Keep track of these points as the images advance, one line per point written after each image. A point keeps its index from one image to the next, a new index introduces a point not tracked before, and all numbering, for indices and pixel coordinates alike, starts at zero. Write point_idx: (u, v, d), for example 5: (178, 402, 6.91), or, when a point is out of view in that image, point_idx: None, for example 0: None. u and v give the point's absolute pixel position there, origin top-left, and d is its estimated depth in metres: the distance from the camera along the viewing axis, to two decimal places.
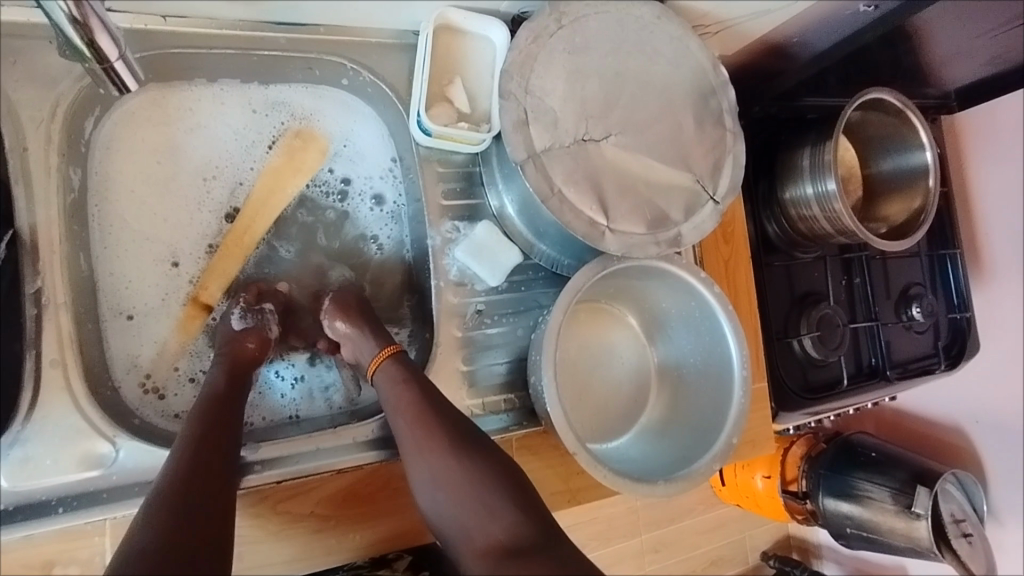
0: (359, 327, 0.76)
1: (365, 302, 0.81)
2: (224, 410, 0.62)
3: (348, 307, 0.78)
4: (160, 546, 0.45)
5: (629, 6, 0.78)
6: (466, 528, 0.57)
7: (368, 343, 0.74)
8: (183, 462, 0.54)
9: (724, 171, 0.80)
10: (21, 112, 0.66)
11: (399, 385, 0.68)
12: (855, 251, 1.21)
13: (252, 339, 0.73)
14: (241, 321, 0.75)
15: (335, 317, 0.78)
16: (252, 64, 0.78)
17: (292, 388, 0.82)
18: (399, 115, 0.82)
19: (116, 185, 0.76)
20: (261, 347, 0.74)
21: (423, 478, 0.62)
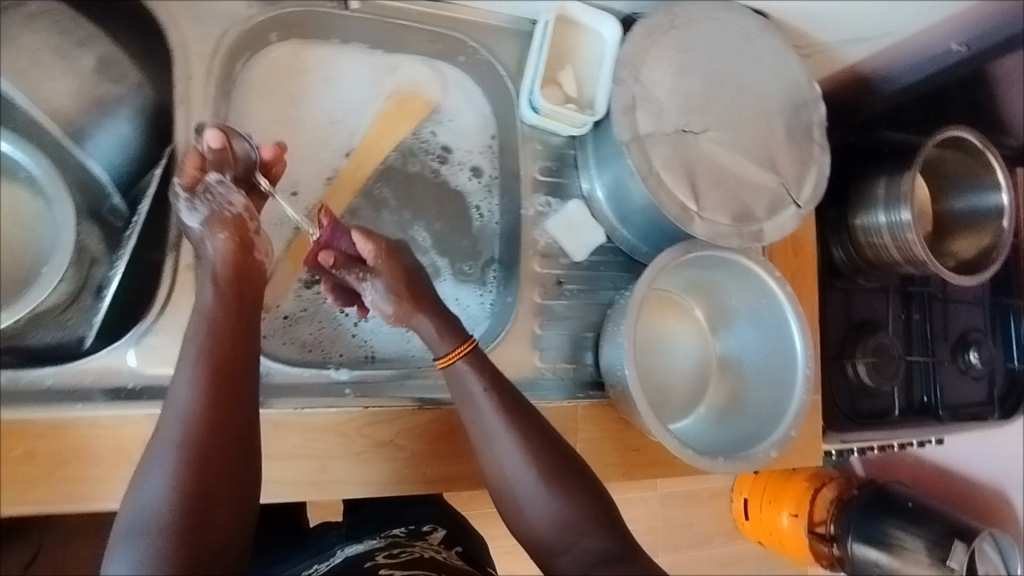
0: (428, 316, 0.71)
1: (418, 275, 0.73)
2: (233, 359, 0.61)
3: (402, 293, 0.71)
4: (176, 536, 0.52)
5: (739, 18, 0.83)
6: (543, 533, 0.67)
7: (436, 334, 0.71)
8: (198, 410, 0.57)
9: (809, 178, 0.84)
10: (191, 45, 0.74)
11: (480, 394, 0.70)
12: (916, 286, 1.22)
13: (222, 229, 0.65)
14: (193, 213, 0.66)
15: (388, 302, 0.71)
16: (384, 31, 0.85)
17: (358, 325, 0.84)
18: (508, 93, 0.90)
19: (250, 123, 0.82)
20: (238, 228, 0.66)
21: (505, 473, 0.69)
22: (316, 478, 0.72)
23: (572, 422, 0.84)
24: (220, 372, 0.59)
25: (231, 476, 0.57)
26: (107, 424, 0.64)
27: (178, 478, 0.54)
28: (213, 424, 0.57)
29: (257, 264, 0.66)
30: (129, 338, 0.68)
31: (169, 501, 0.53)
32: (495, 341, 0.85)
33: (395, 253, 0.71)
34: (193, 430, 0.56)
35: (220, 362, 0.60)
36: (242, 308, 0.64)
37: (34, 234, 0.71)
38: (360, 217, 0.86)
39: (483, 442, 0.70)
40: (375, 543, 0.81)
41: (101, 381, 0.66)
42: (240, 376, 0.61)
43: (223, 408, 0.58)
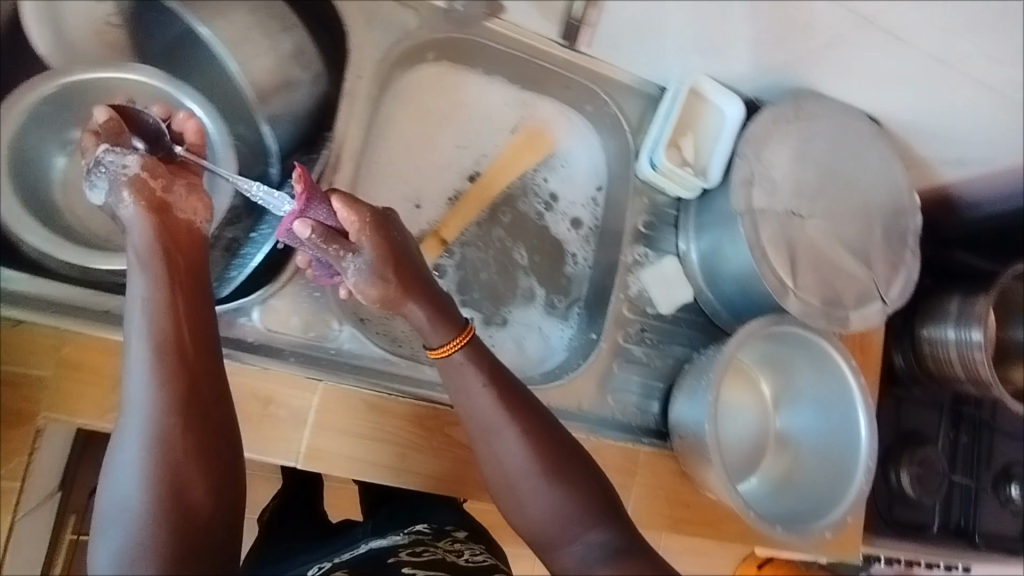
0: (419, 302, 0.67)
1: (404, 252, 0.67)
2: (181, 332, 0.54)
3: (388, 277, 0.66)
4: (159, 523, 0.48)
5: (855, 122, 0.89)
6: (543, 527, 0.64)
7: (427, 322, 0.67)
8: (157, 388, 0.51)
9: (898, 278, 0.88)
10: (364, 48, 0.80)
11: (480, 388, 0.66)
12: (968, 407, 1.23)
13: (142, 198, 0.59)
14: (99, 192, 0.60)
15: (374, 286, 0.66)
16: (528, 71, 0.93)
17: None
18: (627, 147, 0.96)
19: (391, 130, 0.88)
20: (146, 192, 0.59)
21: (503, 465, 0.65)
22: (393, 465, 0.74)
23: (632, 466, 0.86)
24: (172, 345, 0.53)
25: (208, 450, 0.52)
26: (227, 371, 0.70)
27: (147, 464, 0.49)
28: (178, 399, 0.52)
29: (185, 225, 0.61)
30: (257, 298, 0.74)
31: (142, 489, 0.49)
32: (569, 374, 0.90)
33: (380, 226, 0.66)
34: (156, 410, 0.51)
35: (172, 336, 0.54)
36: (182, 274, 0.58)
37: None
38: (477, 233, 0.91)
39: (482, 439, 0.66)
40: (400, 539, 0.78)
41: (226, 330, 0.72)
42: (196, 348, 0.55)
43: (183, 381, 0.52)
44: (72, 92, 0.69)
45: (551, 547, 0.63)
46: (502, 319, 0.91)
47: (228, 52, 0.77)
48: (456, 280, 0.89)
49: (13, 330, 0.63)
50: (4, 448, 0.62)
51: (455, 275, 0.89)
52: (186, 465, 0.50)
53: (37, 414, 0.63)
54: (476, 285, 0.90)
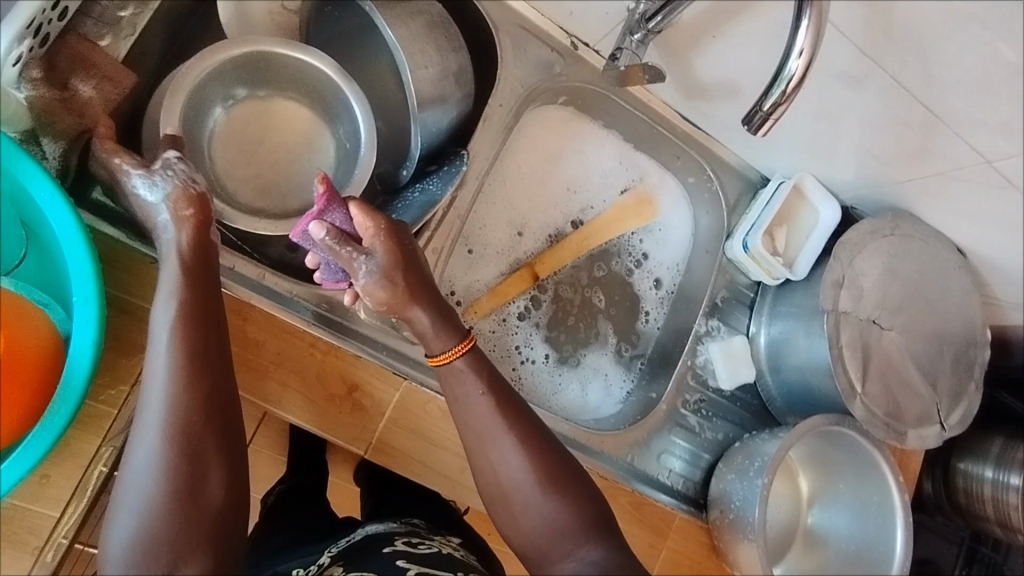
0: (427, 310, 0.65)
1: (416, 260, 0.65)
2: (206, 333, 0.57)
3: (397, 283, 0.64)
4: (174, 507, 0.52)
5: (945, 250, 0.93)
6: (537, 539, 0.65)
7: (437, 331, 0.66)
8: (174, 381, 0.54)
9: (958, 406, 0.90)
10: (508, 81, 0.87)
11: (479, 394, 0.65)
12: (985, 548, 1.23)
13: (191, 205, 0.59)
14: (155, 191, 0.59)
15: (382, 291, 0.64)
16: (646, 133, 0.97)
17: (524, 364, 0.92)
18: (720, 225, 1.00)
19: (512, 158, 0.93)
20: (197, 202, 0.59)
21: (500, 478, 0.65)
22: (453, 476, 0.76)
23: (667, 530, 0.87)
24: (192, 341, 0.56)
25: (221, 445, 0.55)
26: (322, 348, 0.72)
27: (166, 453, 0.53)
28: (196, 393, 0.55)
29: (208, 238, 0.61)
30: None
31: (159, 471, 0.53)
32: (625, 426, 0.91)
33: (394, 232, 0.64)
34: (175, 409, 0.54)
35: (197, 331, 0.56)
36: (206, 274, 0.59)
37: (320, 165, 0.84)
38: (566, 276, 0.96)
39: (476, 445, 0.66)
40: (397, 526, 0.80)
41: (326, 306, 0.74)
42: (217, 346, 0.57)
43: (200, 377, 0.55)
44: (256, 59, 0.75)
45: (543, 557, 0.65)
46: (575, 360, 0.95)
47: (405, 59, 0.77)
48: (547, 315, 0.94)
49: (150, 268, 0.67)
50: (109, 377, 0.64)
51: (546, 312, 0.94)
52: (199, 456, 0.54)
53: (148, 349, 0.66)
54: (560, 324, 0.95)
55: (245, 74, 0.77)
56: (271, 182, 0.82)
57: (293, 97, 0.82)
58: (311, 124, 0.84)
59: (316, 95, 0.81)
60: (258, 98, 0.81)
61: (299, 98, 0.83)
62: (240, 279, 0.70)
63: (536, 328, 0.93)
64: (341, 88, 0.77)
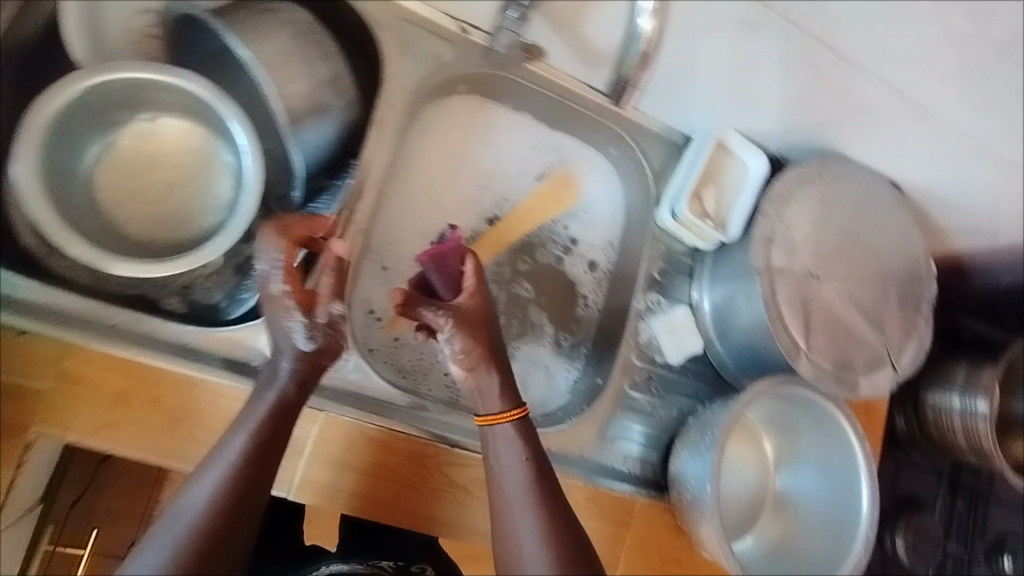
0: (494, 374, 0.69)
1: (495, 331, 0.71)
2: (267, 449, 0.61)
3: (473, 342, 0.68)
4: None
5: (877, 187, 0.90)
6: None
7: (495, 392, 0.69)
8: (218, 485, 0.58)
9: (909, 347, 0.88)
10: (396, 78, 0.81)
11: (521, 465, 0.67)
12: (965, 475, 1.23)
13: (325, 355, 0.67)
14: (308, 339, 0.65)
15: (459, 349, 0.68)
16: (557, 111, 0.93)
17: None
18: (647, 194, 0.96)
19: (416, 158, 0.89)
20: (329, 352, 0.66)
21: (517, 550, 0.64)
22: (389, 502, 0.74)
23: (628, 517, 0.85)
24: (255, 454, 0.60)
25: (225, 558, 0.57)
26: (226, 395, 0.68)
27: (173, 553, 0.54)
28: (231, 500, 0.58)
29: (322, 361, 0.67)
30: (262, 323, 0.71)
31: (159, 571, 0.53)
32: (571, 420, 0.88)
33: (484, 303, 0.70)
34: (202, 516, 0.56)
35: (260, 446, 0.61)
36: (297, 395, 0.65)
37: (219, 193, 0.78)
38: (490, 276, 0.92)
39: (504, 514, 0.66)
40: None
41: (228, 355, 0.69)
42: (270, 462, 0.61)
43: (240, 486, 0.59)
44: (124, 87, 0.70)
45: None
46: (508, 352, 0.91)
47: (266, 74, 0.74)
48: None
49: (19, 341, 0.62)
50: None
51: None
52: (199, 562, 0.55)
53: (29, 428, 0.62)
54: None
55: (108, 101, 0.71)
56: (168, 215, 0.77)
57: (178, 117, 0.77)
58: (203, 145, 0.78)
59: (200, 112, 0.75)
60: (143, 122, 0.76)
61: (196, 119, 0.77)
62: (146, 344, 0.66)
63: None
64: (216, 107, 0.71)
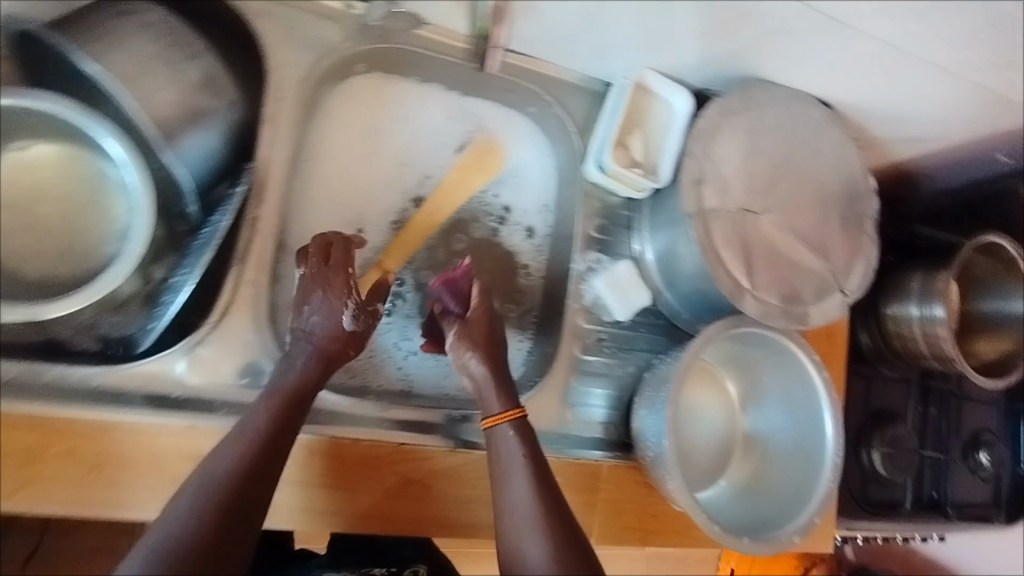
0: (494, 374, 0.73)
1: (500, 344, 0.77)
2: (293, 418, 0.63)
3: (479, 345, 0.75)
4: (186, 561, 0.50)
5: (804, 108, 0.86)
6: None
7: (494, 391, 0.72)
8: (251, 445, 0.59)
9: (856, 268, 0.86)
10: (284, 68, 0.76)
11: (519, 460, 0.67)
12: (936, 380, 1.23)
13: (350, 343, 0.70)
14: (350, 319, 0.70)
15: (467, 348, 0.75)
16: (467, 77, 0.89)
17: (405, 359, 0.86)
18: (574, 150, 0.92)
19: (326, 149, 0.85)
20: (350, 344, 0.70)
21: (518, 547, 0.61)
22: (343, 509, 0.73)
23: (596, 482, 0.84)
24: (283, 420, 0.62)
25: (257, 519, 0.56)
26: (147, 432, 0.64)
27: (208, 506, 0.53)
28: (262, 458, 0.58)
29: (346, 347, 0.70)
30: (179, 349, 0.68)
31: (197, 521, 0.52)
32: (529, 392, 0.86)
33: (491, 319, 0.77)
34: (235, 474, 0.56)
35: (288, 414, 0.63)
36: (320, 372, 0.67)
37: (112, 212, 0.70)
38: (424, 263, 0.88)
39: (506, 515, 0.64)
40: None
41: (147, 389, 0.66)
42: (294, 428, 0.63)
43: (271, 448, 0.59)
44: None
45: None
46: None
47: (126, 89, 0.64)
48: (417, 304, 0.87)
49: None
50: None
51: (417, 297, 0.87)
52: (232, 517, 0.54)
53: None
54: None
55: None
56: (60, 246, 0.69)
57: (48, 139, 0.67)
58: (82, 166, 0.69)
59: (74, 134, 0.66)
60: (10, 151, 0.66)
61: (65, 137, 0.68)
62: (55, 395, 0.62)
63: (409, 318, 0.87)
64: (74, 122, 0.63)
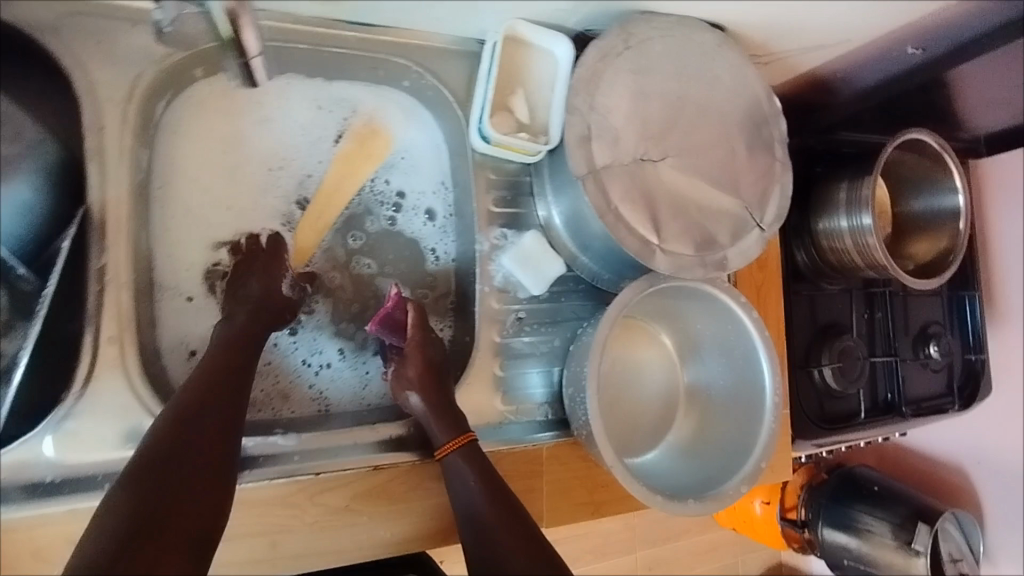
0: (427, 407, 0.75)
1: (440, 373, 0.78)
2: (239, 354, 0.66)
3: (413, 382, 0.76)
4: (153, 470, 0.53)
5: (694, 31, 0.78)
6: None
7: (437, 425, 0.74)
8: (199, 378, 0.62)
9: (771, 200, 0.81)
10: (100, 91, 0.67)
11: (472, 487, 0.70)
12: (879, 286, 1.19)
13: (287, 311, 0.75)
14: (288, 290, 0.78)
15: (402, 384, 0.77)
16: (322, 61, 0.78)
17: (318, 374, 0.81)
18: (457, 121, 0.84)
19: (181, 170, 0.76)
20: (287, 308, 0.75)
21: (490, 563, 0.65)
22: (269, 554, 0.69)
23: (538, 464, 0.82)
24: (228, 356, 0.65)
25: (220, 432, 0.59)
26: (21, 526, 0.58)
27: (168, 428, 0.56)
28: (211, 386, 0.62)
29: (283, 309, 0.75)
30: (44, 425, 0.61)
31: (159, 441, 0.55)
32: (462, 381, 0.82)
33: (425, 351, 0.78)
34: (187, 400, 0.59)
35: (231, 350, 0.66)
36: (258, 316, 0.71)
37: None
38: (324, 270, 0.83)
39: (474, 540, 0.67)
40: None
41: (16, 476, 0.60)
42: (242, 361, 0.66)
43: (219, 377, 0.63)
44: None
45: None
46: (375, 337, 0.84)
47: None
48: (328, 311, 0.83)
49: None
50: None
51: (324, 309, 0.83)
52: (194, 433, 0.57)
53: None
54: (345, 315, 0.83)
55: None
56: None
57: None
58: None
59: None
60: None
61: None
62: None
63: (319, 329, 0.82)
64: None
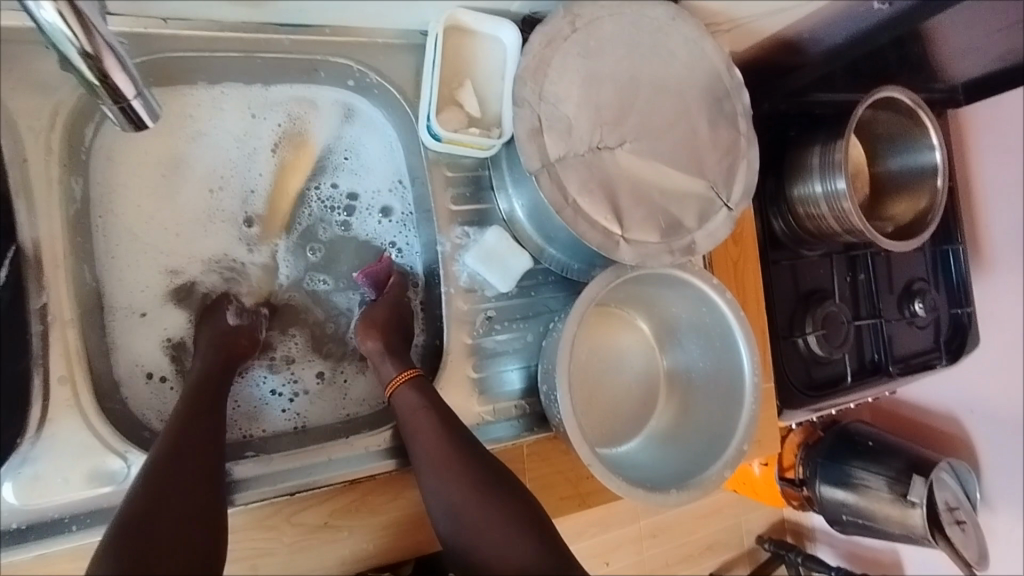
0: (379, 347, 0.76)
1: (404, 323, 0.79)
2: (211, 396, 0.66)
3: (376, 320, 0.77)
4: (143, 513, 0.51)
5: (642, 6, 0.75)
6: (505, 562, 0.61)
7: (387, 363, 0.75)
8: (176, 423, 0.61)
9: (738, 175, 0.78)
10: (20, 120, 0.65)
11: (429, 429, 0.69)
12: (860, 249, 1.15)
13: (244, 337, 0.75)
14: (235, 317, 0.76)
15: (363, 321, 0.77)
16: (256, 67, 0.76)
17: (291, 400, 0.80)
18: (407, 118, 0.80)
19: (119, 197, 0.76)
20: (242, 337, 0.75)
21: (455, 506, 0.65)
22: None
23: (520, 463, 0.82)
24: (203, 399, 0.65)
25: (203, 467, 0.58)
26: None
27: (153, 472, 0.55)
28: (190, 426, 0.61)
29: (242, 347, 0.74)
30: (3, 473, 0.61)
31: (145, 485, 0.54)
32: (439, 379, 0.81)
33: (397, 299, 0.80)
34: (167, 444, 0.58)
35: (204, 394, 0.65)
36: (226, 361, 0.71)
37: None
38: (292, 285, 0.83)
39: (435, 485, 0.67)
40: None
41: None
42: (217, 405, 0.65)
43: (198, 419, 0.62)
44: None
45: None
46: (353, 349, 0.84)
47: None
48: (307, 341, 0.83)
49: None
50: None
51: (300, 337, 0.83)
52: (178, 473, 0.56)
53: None
54: (324, 338, 0.83)
55: None
56: None
57: None
58: None
59: None
60: None
61: None
62: None
63: (291, 355, 0.82)
64: None
